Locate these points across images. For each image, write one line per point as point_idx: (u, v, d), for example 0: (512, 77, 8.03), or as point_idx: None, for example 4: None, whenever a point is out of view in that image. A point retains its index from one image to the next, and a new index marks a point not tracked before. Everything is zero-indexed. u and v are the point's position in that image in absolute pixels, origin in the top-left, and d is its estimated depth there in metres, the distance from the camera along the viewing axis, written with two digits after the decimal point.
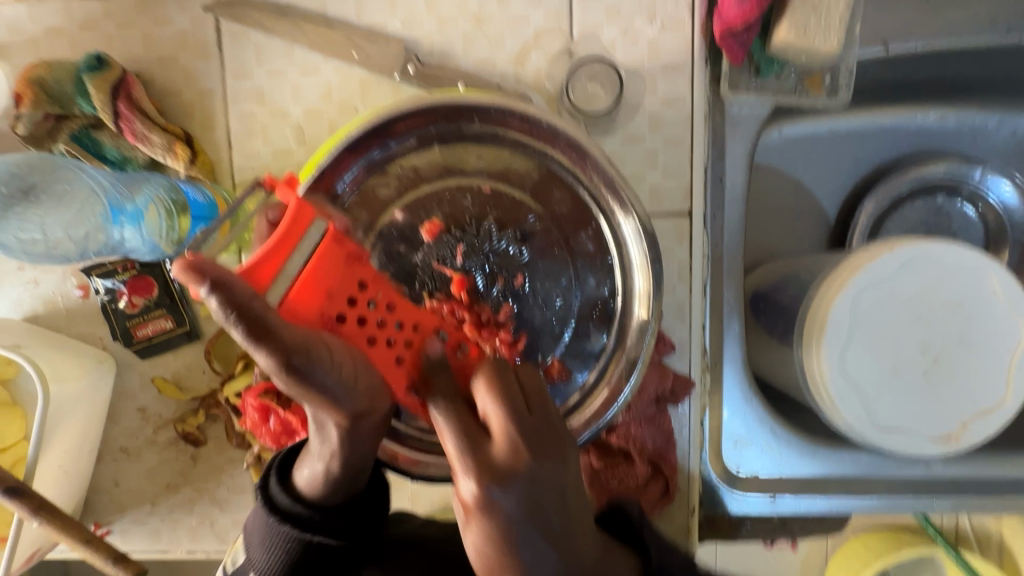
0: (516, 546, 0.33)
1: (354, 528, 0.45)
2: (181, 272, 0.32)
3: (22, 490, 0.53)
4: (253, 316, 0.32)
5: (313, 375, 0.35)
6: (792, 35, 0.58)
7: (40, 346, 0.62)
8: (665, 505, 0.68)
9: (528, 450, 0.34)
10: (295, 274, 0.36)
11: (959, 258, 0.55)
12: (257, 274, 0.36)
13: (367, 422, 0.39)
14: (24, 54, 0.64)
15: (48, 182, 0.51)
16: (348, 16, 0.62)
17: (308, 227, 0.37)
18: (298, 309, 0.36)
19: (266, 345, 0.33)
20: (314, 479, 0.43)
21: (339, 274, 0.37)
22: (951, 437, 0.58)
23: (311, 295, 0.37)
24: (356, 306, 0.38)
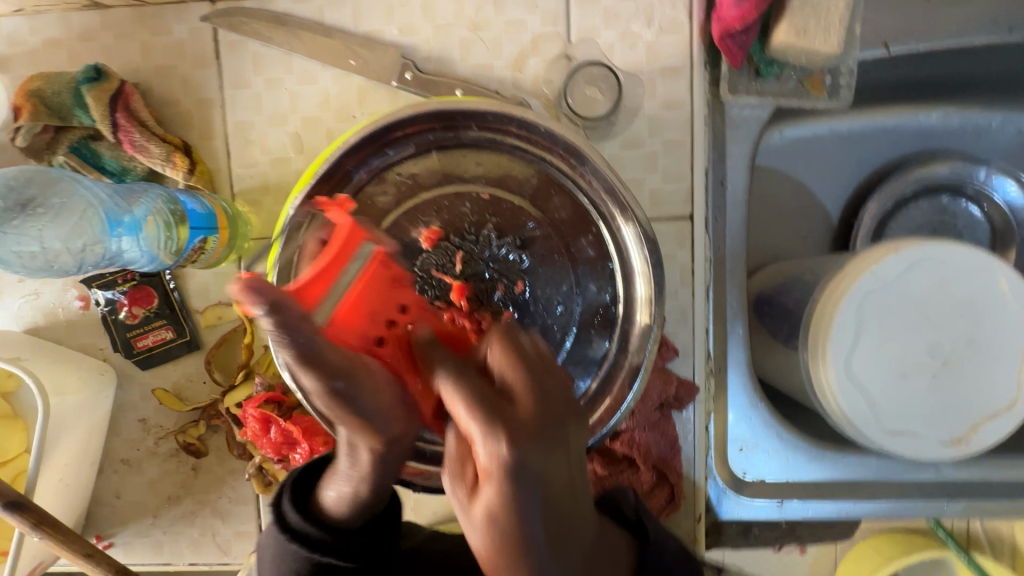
0: (523, 523, 0.31)
1: (371, 550, 0.44)
2: (240, 290, 0.33)
3: (23, 505, 0.52)
4: (305, 339, 0.35)
5: (355, 398, 0.36)
6: (792, 35, 0.57)
7: (40, 357, 0.62)
8: (671, 512, 0.66)
9: (546, 412, 0.33)
10: (341, 295, 0.41)
11: (965, 258, 0.55)
12: (304, 293, 0.39)
13: (396, 450, 0.38)
14: (23, 66, 0.64)
15: (48, 196, 0.51)
16: (346, 24, 0.62)
17: (358, 248, 0.43)
18: (343, 331, 0.40)
19: (309, 363, 0.35)
20: (340, 501, 0.42)
21: (383, 296, 0.43)
22: (962, 441, 0.57)
23: (355, 317, 0.41)
24: (395, 327, 0.42)
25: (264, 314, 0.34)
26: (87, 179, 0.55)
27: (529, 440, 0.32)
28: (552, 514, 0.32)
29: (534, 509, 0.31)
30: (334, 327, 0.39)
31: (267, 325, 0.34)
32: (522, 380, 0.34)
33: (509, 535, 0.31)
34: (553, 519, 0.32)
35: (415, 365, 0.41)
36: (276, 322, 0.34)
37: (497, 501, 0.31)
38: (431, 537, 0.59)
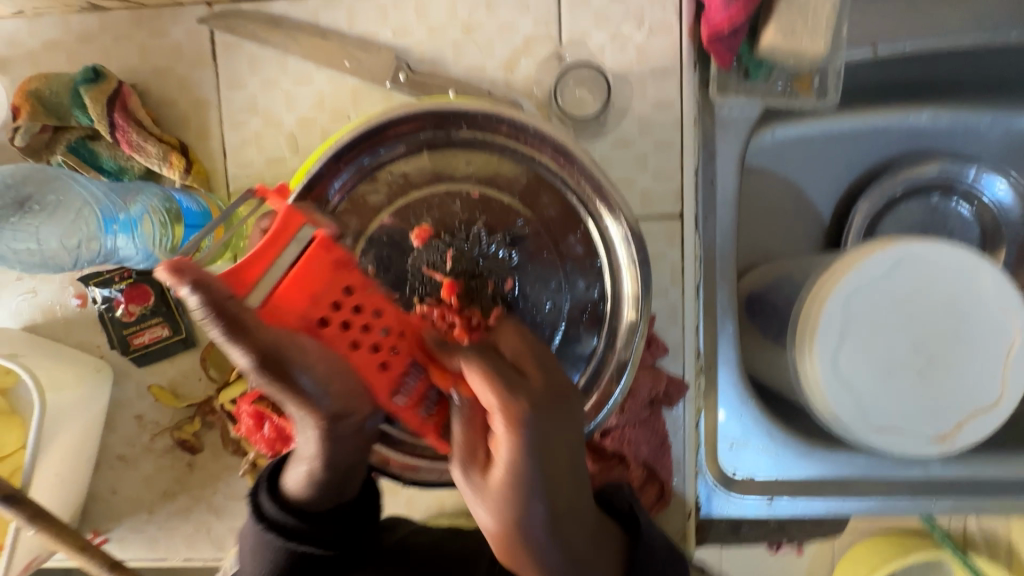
0: (534, 488, 0.37)
1: (343, 536, 0.46)
2: (166, 272, 0.35)
3: (20, 499, 0.53)
4: (229, 317, 0.36)
5: (292, 371, 0.38)
6: (779, 36, 0.58)
7: (37, 354, 0.62)
8: (660, 509, 0.67)
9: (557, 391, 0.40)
10: (280, 276, 0.39)
11: (950, 257, 0.55)
12: (237, 277, 0.39)
13: (346, 424, 0.41)
14: (22, 67, 0.65)
15: (39, 194, 0.52)
16: (340, 26, 0.63)
17: (297, 231, 0.41)
18: (281, 311, 0.39)
19: (240, 340, 0.36)
20: (301, 483, 0.44)
21: (325, 278, 0.40)
22: (947, 438, 0.58)
23: (296, 295, 0.40)
24: (341, 309, 0.41)
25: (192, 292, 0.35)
26: (84, 178, 0.56)
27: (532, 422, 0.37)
28: (544, 492, 0.37)
29: (535, 482, 0.37)
30: (269, 306, 0.39)
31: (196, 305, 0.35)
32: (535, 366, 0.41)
33: (509, 500, 0.37)
34: (542, 498, 0.37)
35: (364, 347, 0.41)
36: (203, 301, 0.35)
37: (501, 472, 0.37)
38: (422, 531, 0.59)
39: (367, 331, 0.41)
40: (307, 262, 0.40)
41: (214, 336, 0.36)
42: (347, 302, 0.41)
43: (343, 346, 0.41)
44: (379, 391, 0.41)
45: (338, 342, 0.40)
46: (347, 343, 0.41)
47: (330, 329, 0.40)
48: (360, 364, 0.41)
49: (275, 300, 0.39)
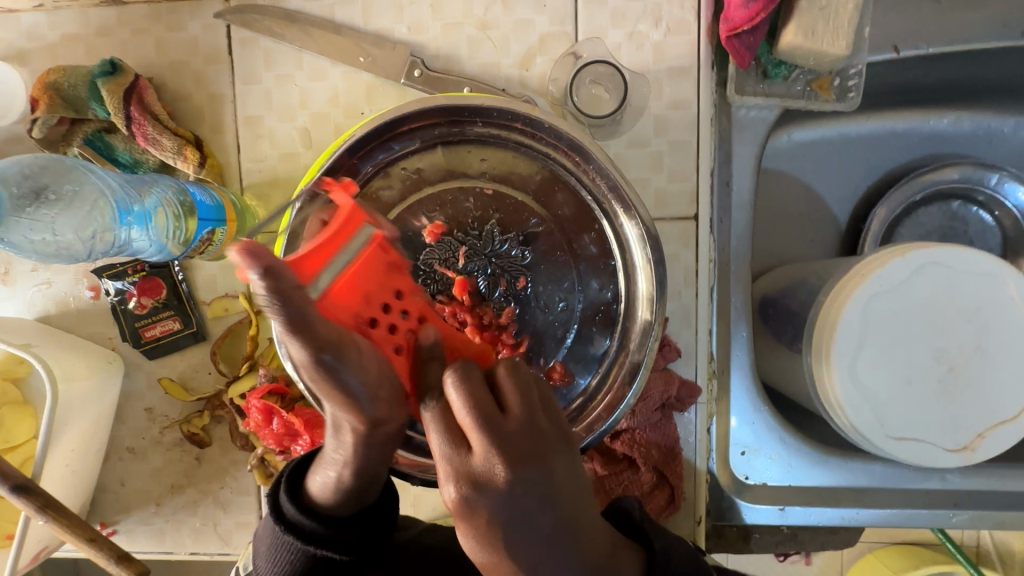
0: (511, 527, 0.33)
1: (363, 542, 0.46)
2: (237, 253, 0.32)
3: (31, 487, 0.54)
4: (295, 306, 0.34)
5: (342, 370, 0.37)
6: (800, 36, 0.57)
7: (50, 344, 0.63)
8: (671, 514, 0.65)
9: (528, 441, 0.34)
10: (338, 273, 0.40)
11: (971, 263, 0.54)
12: (302, 266, 0.38)
13: (381, 433, 0.40)
14: (42, 60, 0.66)
15: (45, 187, 0.50)
16: (356, 22, 0.63)
17: (355, 231, 0.41)
18: (336, 306, 0.39)
19: (301, 329, 0.35)
20: (326, 488, 0.43)
21: (380, 281, 0.42)
22: (968, 448, 0.56)
23: (349, 295, 0.40)
24: (390, 313, 0.42)
25: (258, 277, 0.33)
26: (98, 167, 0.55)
27: (522, 469, 0.33)
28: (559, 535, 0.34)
29: (518, 532, 0.33)
30: (327, 300, 0.39)
31: (258, 290, 0.33)
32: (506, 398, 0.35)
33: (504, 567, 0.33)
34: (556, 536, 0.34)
35: (405, 354, 0.41)
36: (269, 286, 0.33)
37: (496, 511, 0.33)
38: (429, 531, 0.59)
39: (410, 336, 0.42)
40: (364, 261, 0.41)
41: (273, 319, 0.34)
42: (395, 306, 0.42)
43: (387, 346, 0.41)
44: (415, 398, 0.41)
45: (383, 341, 0.41)
46: (390, 344, 0.41)
47: (376, 328, 0.41)
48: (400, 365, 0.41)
49: (332, 295, 0.39)
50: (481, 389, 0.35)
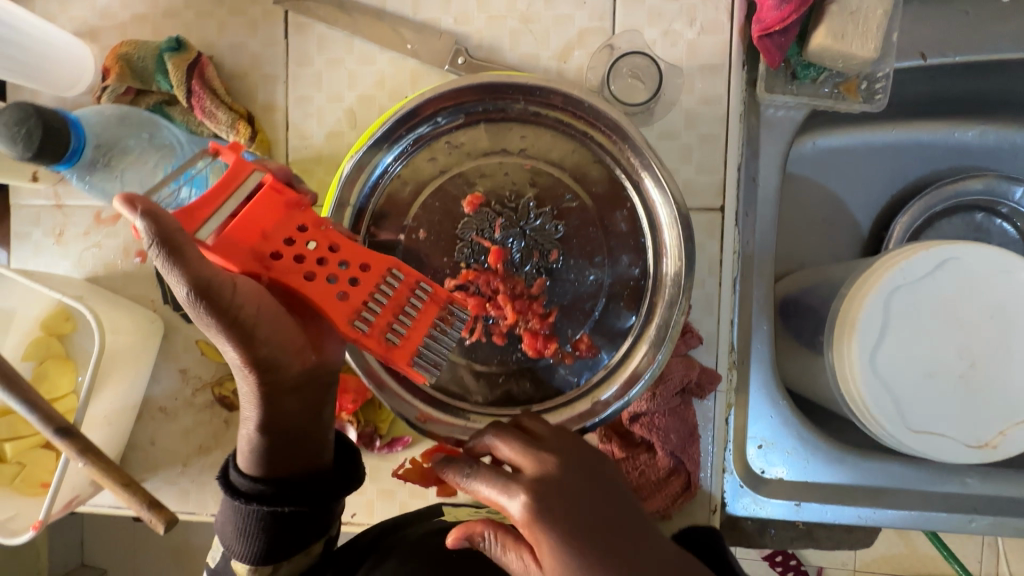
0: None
1: (314, 498, 0.49)
2: (121, 201, 0.36)
3: (72, 432, 0.58)
4: (176, 246, 0.36)
5: (222, 307, 0.39)
6: (829, 39, 0.60)
7: (100, 298, 0.66)
8: (687, 501, 0.64)
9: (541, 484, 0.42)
10: (229, 214, 0.42)
11: (994, 262, 0.55)
12: (189, 215, 0.40)
13: (282, 373, 0.46)
14: (112, 38, 0.71)
15: (119, 137, 0.57)
16: (406, 12, 0.67)
17: (247, 176, 0.43)
18: (234, 241, 0.41)
19: (182, 270, 0.37)
20: (254, 452, 0.48)
21: (280, 218, 0.43)
22: (988, 445, 0.56)
23: (246, 231, 0.42)
24: (295, 245, 0.43)
25: (141, 221, 0.36)
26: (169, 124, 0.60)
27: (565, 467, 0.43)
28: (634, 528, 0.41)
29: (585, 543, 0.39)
30: (220, 240, 0.41)
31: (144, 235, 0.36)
32: (531, 453, 0.44)
33: None
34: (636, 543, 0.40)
35: (319, 280, 0.43)
36: (152, 230, 0.36)
37: (560, 541, 0.39)
38: (442, 526, 0.57)
39: (320, 262, 0.43)
40: (259, 198, 0.42)
41: (156, 264, 0.37)
42: (294, 239, 0.43)
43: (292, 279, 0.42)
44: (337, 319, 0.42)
45: (297, 279, 0.42)
46: (299, 276, 0.42)
47: (282, 262, 0.42)
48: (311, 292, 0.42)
49: (226, 235, 0.41)
50: (519, 447, 0.45)
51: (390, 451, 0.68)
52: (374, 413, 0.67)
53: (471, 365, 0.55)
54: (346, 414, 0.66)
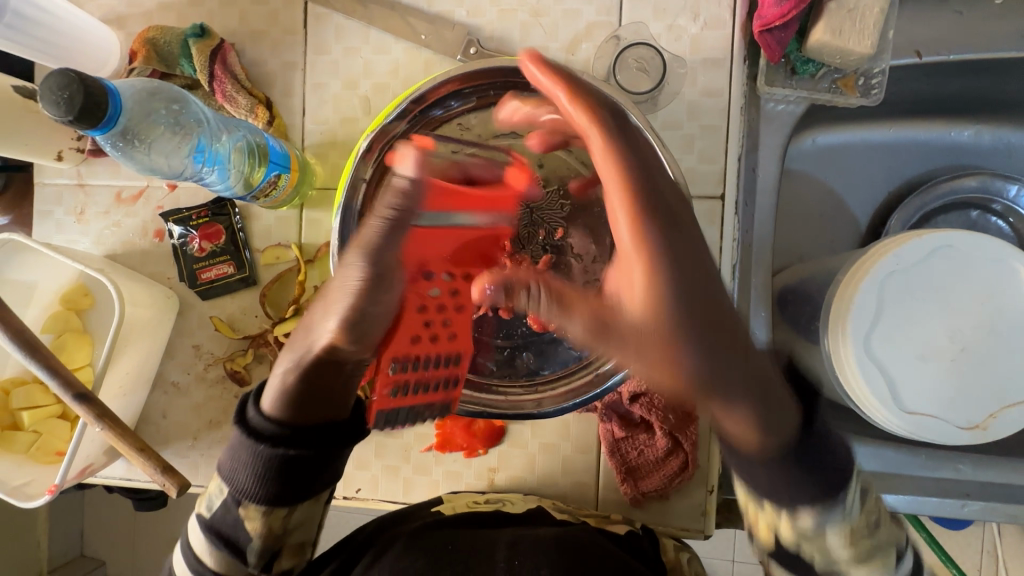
0: (663, 284, 0.44)
1: (321, 445, 0.55)
2: (411, 156, 0.48)
3: (90, 398, 0.60)
4: (401, 213, 0.48)
5: (369, 268, 0.50)
6: (828, 35, 0.62)
7: (119, 272, 0.69)
8: (683, 480, 0.66)
9: (660, 259, 0.44)
10: (453, 221, 0.50)
11: (984, 249, 0.57)
12: (438, 193, 0.49)
13: (341, 358, 0.54)
14: (138, 25, 0.74)
15: (145, 113, 0.53)
16: (421, 4, 0.70)
17: (497, 208, 0.52)
18: (422, 238, 0.50)
19: (393, 222, 0.49)
20: (276, 399, 0.54)
21: (456, 250, 0.52)
22: (979, 427, 0.58)
23: (439, 237, 0.50)
24: (454, 280, 0.52)
25: (408, 180, 0.48)
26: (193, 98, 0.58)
27: (673, 233, 0.45)
28: (708, 332, 0.45)
29: (685, 270, 0.44)
30: (419, 231, 0.49)
31: (404, 186, 0.48)
32: (643, 239, 0.44)
33: (671, 335, 0.44)
34: (710, 337, 0.45)
35: (422, 321, 0.51)
36: (410, 189, 0.48)
37: (666, 247, 0.44)
38: (436, 522, 0.60)
39: (441, 309, 0.51)
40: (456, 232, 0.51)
41: (388, 198, 0.48)
42: (457, 266, 0.52)
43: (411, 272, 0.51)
44: (389, 348, 0.49)
45: (414, 274, 0.51)
46: (418, 270, 0.51)
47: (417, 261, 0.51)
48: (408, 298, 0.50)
49: (426, 231, 0.50)
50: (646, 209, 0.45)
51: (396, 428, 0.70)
52: None
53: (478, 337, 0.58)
54: None
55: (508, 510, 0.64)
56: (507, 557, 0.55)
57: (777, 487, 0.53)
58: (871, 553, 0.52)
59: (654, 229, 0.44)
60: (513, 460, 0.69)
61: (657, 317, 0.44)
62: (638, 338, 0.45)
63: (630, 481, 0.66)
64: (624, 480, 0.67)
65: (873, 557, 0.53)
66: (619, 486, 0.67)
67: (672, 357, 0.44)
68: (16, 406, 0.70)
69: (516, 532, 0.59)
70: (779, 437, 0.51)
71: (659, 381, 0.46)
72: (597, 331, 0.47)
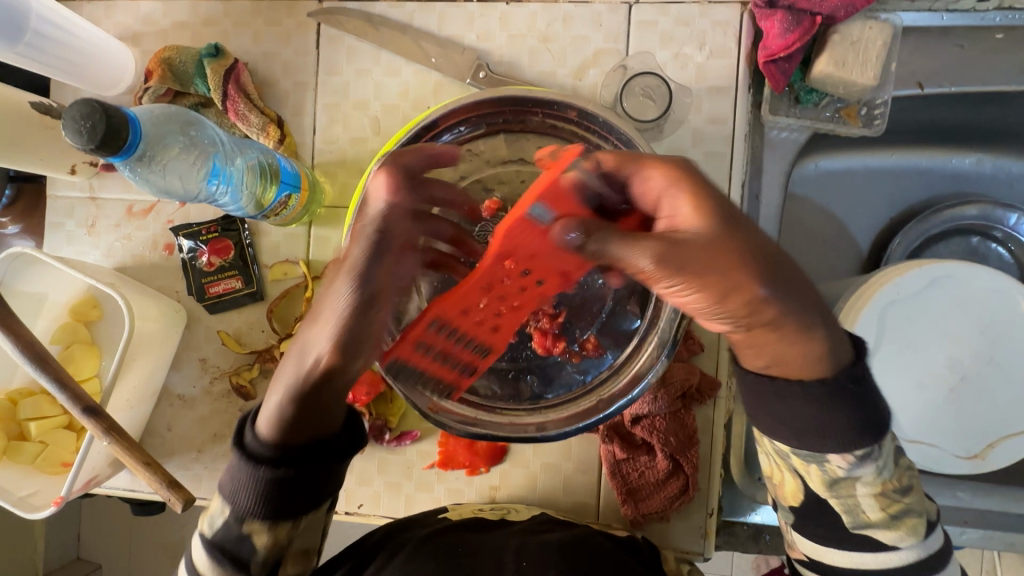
0: (720, 221, 0.45)
1: (319, 464, 0.51)
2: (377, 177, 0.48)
3: (98, 411, 0.61)
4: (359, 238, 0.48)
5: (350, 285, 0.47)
6: (831, 66, 0.63)
7: (128, 286, 0.70)
8: (683, 503, 0.67)
9: (700, 197, 0.45)
10: (558, 216, 0.43)
11: (984, 280, 0.58)
12: (552, 192, 0.42)
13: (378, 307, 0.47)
14: (153, 43, 0.75)
15: (160, 135, 0.53)
16: (431, 28, 0.71)
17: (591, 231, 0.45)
18: (527, 226, 0.42)
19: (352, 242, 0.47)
20: (269, 418, 0.49)
21: (550, 254, 0.44)
22: (977, 456, 0.59)
23: (541, 237, 0.43)
24: (523, 273, 0.45)
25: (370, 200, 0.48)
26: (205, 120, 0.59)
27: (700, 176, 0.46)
28: (774, 271, 0.45)
29: (734, 216, 0.45)
30: (525, 219, 0.42)
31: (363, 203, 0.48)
32: (680, 180, 0.46)
33: (739, 269, 0.44)
34: (773, 275, 0.45)
35: (483, 300, 0.45)
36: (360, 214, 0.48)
37: (707, 191, 0.46)
38: (444, 528, 0.63)
39: (503, 299, 0.46)
40: (560, 250, 0.43)
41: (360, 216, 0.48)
42: (534, 262, 0.44)
43: (490, 258, 0.43)
44: (437, 308, 0.45)
45: (496, 258, 0.43)
46: (499, 260, 0.43)
47: (505, 252, 0.42)
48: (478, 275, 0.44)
49: (534, 220, 0.42)
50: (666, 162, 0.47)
51: (399, 445, 0.70)
52: (386, 406, 0.69)
53: None
54: (360, 406, 0.68)
55: (512, 518, 0.65)
56: (513, 561, 0.59)
57: (823, 423, 0.49)
58: (900, 517, 0.52)
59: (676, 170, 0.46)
60: (514, 479, 0.70)
61: (714, 219, 0.45)
62: (711, 249, 0.44)
63: (631, 503, 0.67)
64: (625, 501, 0.67)
65: (902, 517, 0.52)
66: (619, 506, 0.68)
67: (743, 293, 0.44)
68: (23, 416, 0.70)
69: (522, 535, 0.62)
70: (839, 361, 0.48)
71: (720, 310, 0.45)
72: (672, 255, 0.43)
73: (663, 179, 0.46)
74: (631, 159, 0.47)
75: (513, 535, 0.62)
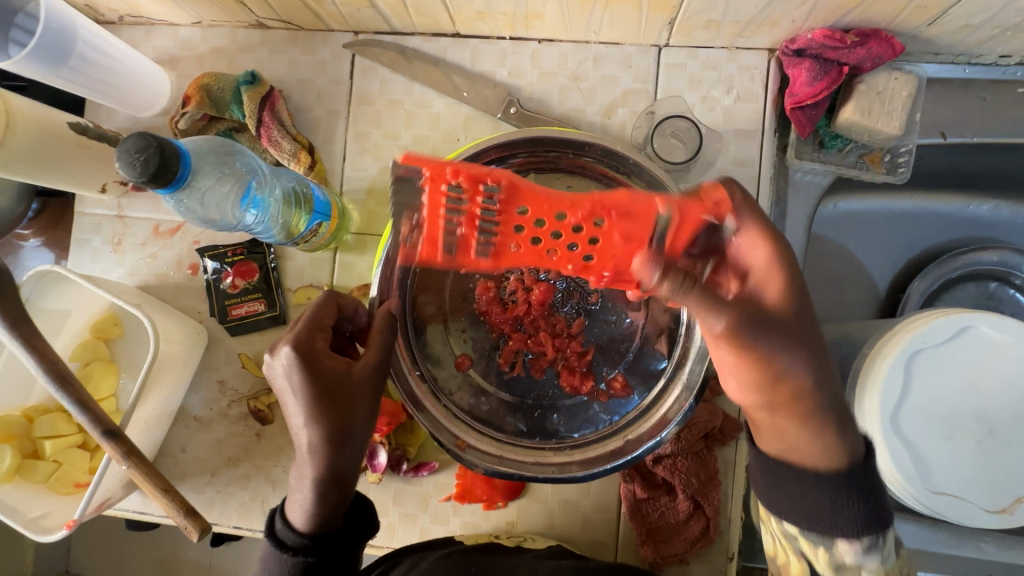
0: (796, 319, 0.47)
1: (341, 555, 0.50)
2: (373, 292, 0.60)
3: (118, 434, 0.60)
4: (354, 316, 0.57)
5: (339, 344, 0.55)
6: (858, 114, 0.65)
7: (153, 306, 0.70)
8: (704, 546, 0.66)
9: (788, 283, 0.47)
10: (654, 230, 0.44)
11: (1011, 331, 0.58)
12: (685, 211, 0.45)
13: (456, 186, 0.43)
14: (189, 67, 0.77)
15: (204, 165, 0.55)
16: (464, 62, 0.73)
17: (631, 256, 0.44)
18: (627, 211, 0.44)
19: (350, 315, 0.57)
20: (300, 512, 0.49)
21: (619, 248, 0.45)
22: (1006, 511, 0.58)
23: (620, 222, 0.44)
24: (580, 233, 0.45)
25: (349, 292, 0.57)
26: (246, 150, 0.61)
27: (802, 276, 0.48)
28: (825, 375, 0.48)
29: (808, 317, 0.47)
30: (645, 208, 0.44)
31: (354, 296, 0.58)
32: (781, 273, 0.47)
33: (793, 368, 0.47)
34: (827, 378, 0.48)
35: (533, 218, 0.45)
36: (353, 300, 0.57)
37: (792, 290, 0.47)
38: (462, 549, 0.63)
39: (553, 238, 0.46)
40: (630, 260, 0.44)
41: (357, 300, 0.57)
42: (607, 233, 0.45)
43: (588, 210, 0.44)
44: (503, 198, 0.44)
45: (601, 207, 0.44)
46: (593, 215, 0.44)
47: (611, 209, 0.44)
48: (570, 203, 0.44)
49: (642, 211, 0.44)
50: (780, 254, 0.47)
51: (416, 475, 0.69)
52: (404, 436, 0.69)
53: (507, 395, 0.59)
54: (378, 435, 0.67)
55: (528, 546, 0.65)
56: None
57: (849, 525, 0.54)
58: None
59: (781, 267, 0.47)
60: (532, 514, 0.69)
61: (792, 303, 0.47)
62: (785, 328, 0.46)
63: (650, 544, 0.66)
64: (644, 542, 0.66)
65: None
66: (639, 548, 0.66)
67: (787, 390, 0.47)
68: (39, 434, 0.69)
69: (539, 559, 0.61)
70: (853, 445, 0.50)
71: (764, 397, 0.48)
72: (743, 328, 0.45)
73: (763, 259, 0.48)
74: (752, 238, 0.48)
75: (529, 558, 0.61)
